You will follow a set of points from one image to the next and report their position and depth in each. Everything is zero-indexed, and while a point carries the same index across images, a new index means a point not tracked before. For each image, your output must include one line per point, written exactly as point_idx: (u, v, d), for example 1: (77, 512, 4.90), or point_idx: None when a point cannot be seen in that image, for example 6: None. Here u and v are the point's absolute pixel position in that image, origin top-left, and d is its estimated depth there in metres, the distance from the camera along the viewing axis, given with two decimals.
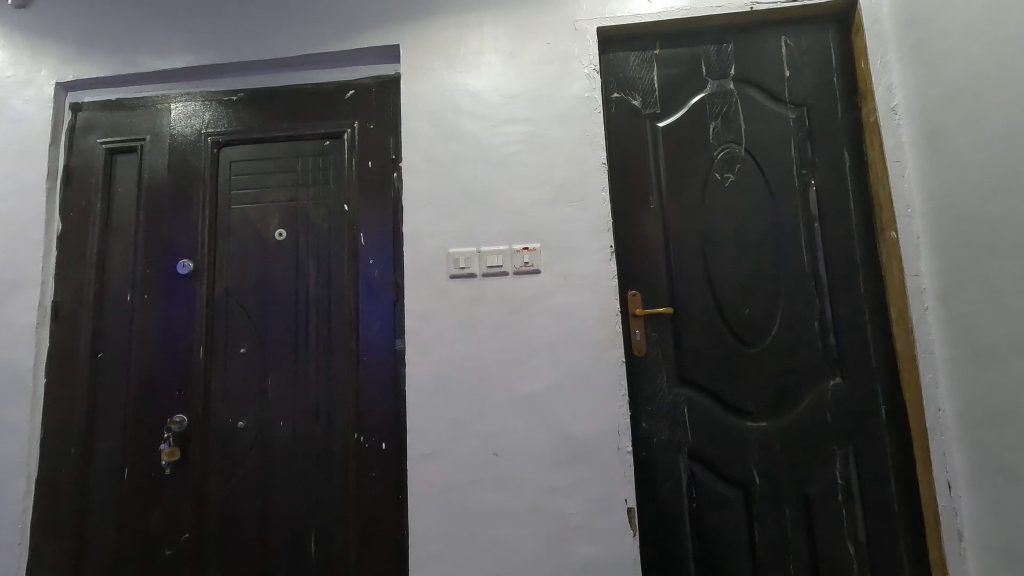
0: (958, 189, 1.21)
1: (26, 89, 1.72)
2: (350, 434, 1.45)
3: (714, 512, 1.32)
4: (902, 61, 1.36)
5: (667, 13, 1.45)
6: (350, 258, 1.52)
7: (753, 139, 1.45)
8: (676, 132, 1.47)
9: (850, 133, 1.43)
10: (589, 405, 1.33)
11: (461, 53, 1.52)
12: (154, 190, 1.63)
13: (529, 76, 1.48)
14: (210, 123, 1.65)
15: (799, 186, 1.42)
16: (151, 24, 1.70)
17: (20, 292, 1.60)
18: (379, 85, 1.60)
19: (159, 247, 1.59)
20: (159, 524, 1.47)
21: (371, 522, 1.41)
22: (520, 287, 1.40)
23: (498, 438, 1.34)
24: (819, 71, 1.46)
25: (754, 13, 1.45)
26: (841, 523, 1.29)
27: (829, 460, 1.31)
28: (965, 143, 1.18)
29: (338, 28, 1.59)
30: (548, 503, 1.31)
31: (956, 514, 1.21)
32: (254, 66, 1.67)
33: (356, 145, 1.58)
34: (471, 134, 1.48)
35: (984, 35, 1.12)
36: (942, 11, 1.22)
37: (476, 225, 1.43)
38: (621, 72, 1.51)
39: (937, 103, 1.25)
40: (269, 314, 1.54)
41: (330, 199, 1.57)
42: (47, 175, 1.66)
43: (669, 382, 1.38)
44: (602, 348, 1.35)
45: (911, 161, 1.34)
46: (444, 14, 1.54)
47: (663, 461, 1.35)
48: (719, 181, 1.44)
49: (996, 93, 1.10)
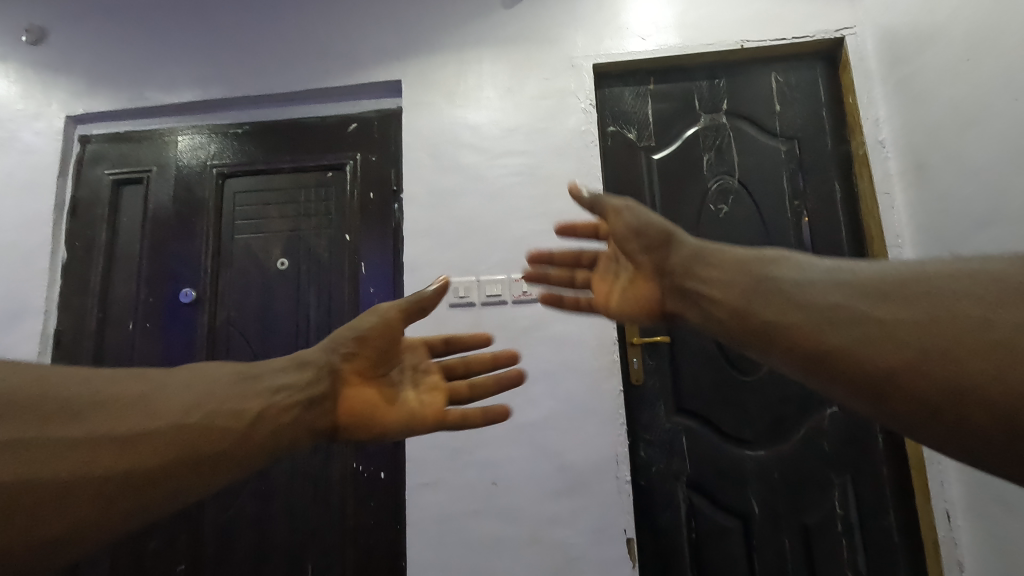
0: (944, 222, 1.26)
1: (36, 121, 1.77)
2: (348, 464, 1.44)
3: (714, 543, 1.33)
4: (887, 97, 1.43)
5: (660, 50, 1.53)
6: (350, 288, 1.55)
7: (745, 170, 1.50)
8: (671, 164, 1.52)
9: (839, 164, 1.48)
10: (586, 434, 1.35)
11: (462, 88, 1.57)
12: (159, 220, 1.67)
13: (527, 111, 1.54)
14: (215, 154, 1.70)
15: (790, 218, 1.46)
16: (160, 58, 1.76)
17: (22, 320, 1.62)
18: (381, 119, 1.66)
19: (162, 277, 1.62)
20: (154, 555, 1.46)
21: (369, 554, 1.39)
22: (518, 316, 1.43)
23: (498, 467, 1.36)
24: (806, 106, 1.52)
25: (745, 51, 1.52)
26: (841, 554, 1.30)
27: (827, 489, 1.33)
28: (950, 178, 1.24)
29: (344, 63, 1.65)
30: (545, 534, 1.32)
31: (956, 543, 1.23)
32: (261, 99, 1.72)
33: (358, 177, 1.62)
34: (471, 165, 1.53)
35: (963, 74, 1.18)
36: (924, 51, 1.29)
37: (476, 255, 1.47)
38: (616, 106, 1.56)
39: (923, 139, 1.31)
40: (270, 342, 1.55)
41: (331, 229, 1.60)
42: (54, 206, 1.70)
43: (667, 411, 1.40)
44: (600, 377, 1.37)
45: (899, 194, 1.39)
46: (446, 51, 1.61)
47: (662, 490, 1.36)
48: (714, 213, 1.49)
49: (977, 129, 1.16)
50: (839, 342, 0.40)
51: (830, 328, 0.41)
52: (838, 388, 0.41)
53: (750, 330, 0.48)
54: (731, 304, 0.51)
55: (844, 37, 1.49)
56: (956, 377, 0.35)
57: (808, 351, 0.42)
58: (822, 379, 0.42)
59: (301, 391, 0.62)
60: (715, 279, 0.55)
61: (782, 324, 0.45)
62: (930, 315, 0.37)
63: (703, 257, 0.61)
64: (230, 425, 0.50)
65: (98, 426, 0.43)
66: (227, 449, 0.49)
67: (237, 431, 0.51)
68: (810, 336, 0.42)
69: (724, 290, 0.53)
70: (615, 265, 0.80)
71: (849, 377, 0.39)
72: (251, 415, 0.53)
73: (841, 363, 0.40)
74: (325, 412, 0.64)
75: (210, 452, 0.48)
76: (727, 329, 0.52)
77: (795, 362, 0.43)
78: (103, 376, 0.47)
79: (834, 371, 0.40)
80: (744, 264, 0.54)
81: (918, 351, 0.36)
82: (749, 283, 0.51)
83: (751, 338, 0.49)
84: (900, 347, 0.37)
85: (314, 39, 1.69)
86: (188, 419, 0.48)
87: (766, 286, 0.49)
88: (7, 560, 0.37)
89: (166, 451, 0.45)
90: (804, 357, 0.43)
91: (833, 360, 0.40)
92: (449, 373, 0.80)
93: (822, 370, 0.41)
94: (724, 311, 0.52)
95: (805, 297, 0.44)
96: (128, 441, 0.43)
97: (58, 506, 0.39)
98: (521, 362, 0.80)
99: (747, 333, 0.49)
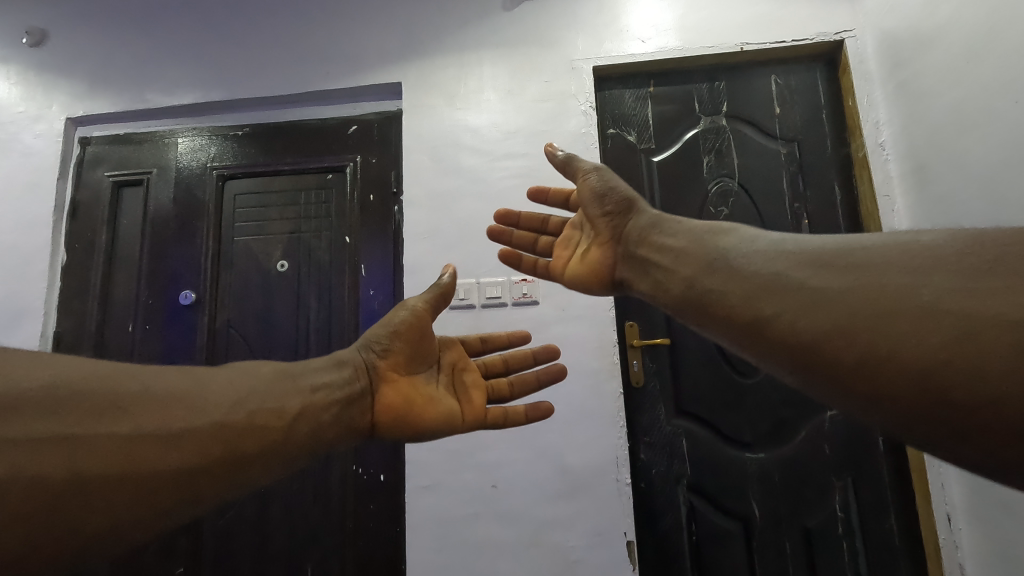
0: (944, 224, 1.26)
1: (36, 124, 1.77)
2: (347, 467, 1.44)
3: (714, 546, 1.33)
4: (887, 100, 1.43)
5: (660, 52, 1.53)
6: (350, 290, 1.55)
7: (745, 172, 1.50)
8: (671, 166, 1.52)
9: (839, 166, 1.48)
10: (587, 436, 1.35)
11: (462, 91, 1.58)
12: (159, 222, 1.66)
13: (527, 113, 1.54)
14: (216, 156, 1.70)
15: (790, 220, 1.46)
16: (160, 61, 1.76)
17: (22, 322, 1.62)
18: (381, 121, 1.66)
19: (161, 279, 1.62)
20: (154, 557, 1.46)
21: (368, 557, 1.39)
22: (518, 318, 1.42)
23: (498, 470, 1.35)
24: (806, 108, 1.52)
25: (745, 53, 1.52)
26: (841, 558, 1.29)
27: (827, 492, 1.32)
28: (950, 181, 1.23)
29: (344, 66, 1.65)
30: (545, 536, 1.31)
31: (957, 547, 1.22)
32: (261, 102, 1.72)
33: (357, 179, 1.62)
34: (471, 168, 1.52)
35: (964, 77, 1.18)
36: (924, 54, 1.29)
37: (476, 257, 1.47)
38: (616, 108, 1.56)
39: (923, 142, 1.31)
40: (270, 344, 1.55)
41: (331, 231, 1.60)
42: (54, 208, 1.70)
43: (668, 414, 1.39)
44: (600, 379, 1.37)
45: (900, 196, 1.39)
46: (446, 53, 1.61)
47: (662, 493, 1.36)
48: (714, 215, 1.48)
49: (978, 132, 1.16)
50: (775, 313, 0.45)
51: (771, 301, 0.46)
52: (773, 355, 0.45)
53: (703, 303, 0.54)
54: (690, 282, 0.57)
55: (843, 40, 1.49)
56: (859, 339, 0.39)
57: (746, 322, 0.48)
58: (761, 347, 0.47)
59: (337, 390, 0.65)
60: (678, 259, 0.61)
61: (731, 297, 0.51)
62: (851, 287, 0.42)
63: (658, 225, 0.70)
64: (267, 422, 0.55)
65: (167, 422, 0.47)
66: (270, 444, 0.54)
67: (277, 427, 0.55)
68: (754, 309, 0.47)
69: (685, 268, 0.59)
70: (579, 233, 0.85)
71: (783, 343, 0.44)
72: (289, 415, 0.57)
73: (772, 331, 0.45)
74: (362, 409, 0.67)
75: (257, 447, 0.52)
76: (684, 304, 0.58)
77: (738, 333, 0.49)
78: (152, 372, 0.51)
79: (771, 338, 0.45)
80: (701, 243, 0.60)
81: (836, 320, 0.41)
82: (706, 262, 0.57)
83: (704, 312, 0.54)
84: (819, 313, 0.42)
85: (315, 42, 1.69)
86: (238, 417, 0.52)
87: (720, 263, 0.55)
88: (102, 541, 0.42)
89: (220, 446, 0.49)
90: (747, 326, 0.48)
91: (770, 329, 0.45)
92: (489, 370, 0.85)
93: (760, 338, 0.46)
94: (684, 287, 0.58)
95: (752, 274, 0.50)
96: (183, 437, 0.48)
97: (138, 494, 0.44)
98: (560, 356, 0.85)
99: (700, 306, 0.55)
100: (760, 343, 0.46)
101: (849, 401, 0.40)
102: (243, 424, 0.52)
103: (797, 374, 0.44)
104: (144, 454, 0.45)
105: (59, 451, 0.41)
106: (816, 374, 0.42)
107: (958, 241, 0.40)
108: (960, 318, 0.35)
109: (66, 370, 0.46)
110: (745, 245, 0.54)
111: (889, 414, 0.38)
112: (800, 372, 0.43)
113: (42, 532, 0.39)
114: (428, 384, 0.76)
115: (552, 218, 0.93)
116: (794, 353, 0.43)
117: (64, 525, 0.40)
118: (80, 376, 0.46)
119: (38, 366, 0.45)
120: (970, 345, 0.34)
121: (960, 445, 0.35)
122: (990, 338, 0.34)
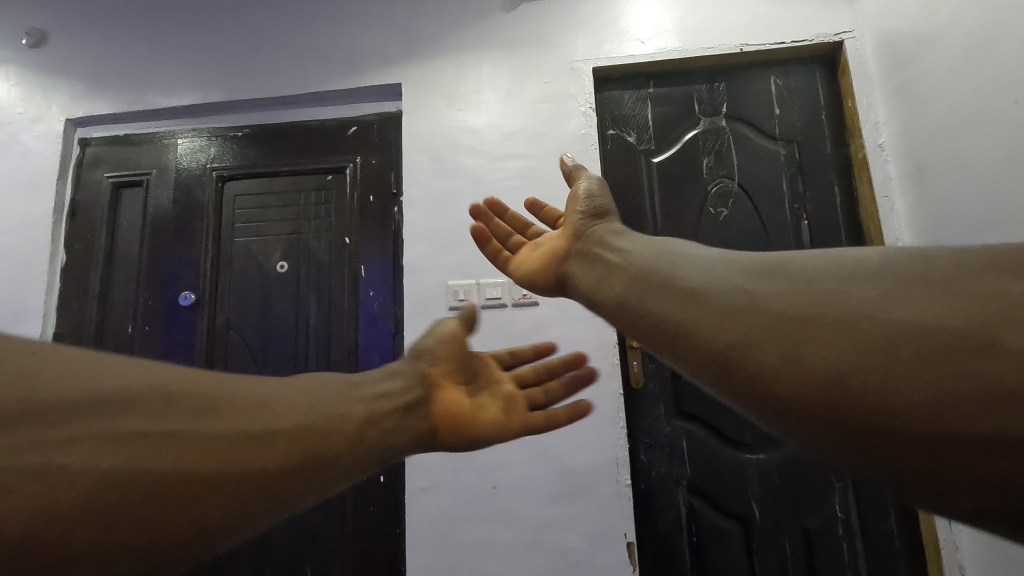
0: (944, 225, 1.26)
1: (36, 124, 1.77)
2: None
3: (714, 547, 1.32)
4: (886, 101, 1.43)
5: (660, 53, 1.53)
6: (350, 291, 1.54)
7: (745, 173, 1.50)
8: (671, 167, 1.51)
9: (839, 167, 1.48)
10: (587, 437, 1.35)
11: (462, 92, 1.57)
12: (158, 223, 1.66)
13: (526, 114, 1.54)
14: (215, 157, 1.70)
15: (790, 221, 1.46)
16: (160, 62, 1.76)
17: (21, 323, 1.62)
18: (380, 122, 1.66)
19: (161, 280, 1.62)
20: None
21: (369, 559, 1.38)
22: (518, 319, 1.42)
23: (498, 471, 1.35)
24: (806, 109, 1.52)
25: (744, 54, 1.52)
26: (841, 559, 1.29)
27: (827, 493, 1.32)
28: (949, 182, 1.24)
29: (343, 66, 1.65)
30: (545, 537, 1.31)
31: (957, 547, 1.22)
32: (261, 102, 1.72)
33: (357, 180, 1.61)
34: (471, 168, 1.52)
35: (963, 79, 1.18)
36: (923, 55, 1.29)
37: (476, 258, 1.47)
38: (616, 109, 1.56)
39: (923, 143, 1.31)
40: (270, 346, 1.55)
41: (331, 232, 1.60)
42: (53, 209, 1.69)
43: (667, 415, 1.39)
44: (600, 380, 1.37)
45: (899, 197, 1.39)
46: (446, 54, 1.61)
47: (662, 494, 1.36)
48: (714, 216, 1.48)
49: (977, 133, 1.16)
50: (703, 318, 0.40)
51: (701, 306, 0.41)
52: (696, 365, 0.40)
53: (629, 307, 0.49)
54: (620, 286, 0.53)
55: (843, 41, 1.49)
56: (794, 347, 0.35)
57: (664, 321, 0.44)
58: (682, 356, 0.41)
59: (399, 398, 0.61)
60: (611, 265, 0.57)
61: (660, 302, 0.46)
62: (784, 294, 0.37)
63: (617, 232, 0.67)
64: (336, 423, 0.49)
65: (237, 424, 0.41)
66: (346, 446, 0.48)
67: (347, 429, 0.50)
68: (680, 314, 0.42)
69: (617, 272, 0.55)
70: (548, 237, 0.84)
71: (708, 352, 0.39)
72: (357, 418, 0.52)
73: (696, 338, 0.40)
74: (421, 417, 0.62)
75: (329, 452, 0.47)
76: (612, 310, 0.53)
77: (659, 339, 0.44)
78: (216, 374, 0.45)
79: (693, 346, 0.40)
80: (639, 248, 0.56)
81: (761, 328, 0.37)
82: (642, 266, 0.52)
83: (629, 318, 0.49)
84: (753, 318, 0.38)
85: (314, 42, 1.69)
86: (308, 420, 0.47)
87: (654, 266, 0.50)
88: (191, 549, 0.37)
89: (298, 449, 0.44)
90: (669, 332, 0.43)
91: (694, 335, 0.40)
92: (521, 382, 0.80)
93: (683, 346, 0.41)
94: (612, 292, 0.54)
95: (684, 278, 0.45)
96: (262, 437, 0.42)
97: (228, 497, 0.38)
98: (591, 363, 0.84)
99: (626, 309, 0.50)
100: (672, 342, 0.42)
101: (778, 421, 0.36)
102: (313, 427, 0.47)
103: (721, 388, 0.39)
104: (225, 455, 0.39)
105: (124, 453, 0.35)
106: (744, 386, 0.37)
107: (890, 254, 0.37)
108: (907, 327, 0.31)
109: (132, 374, 0.40)
110: (680, 251, 0.50)
111: (821, 432, 0.33)
112: (724, 385, 0.38)
113: (134, 535, 0.34)
114: (474, 400, 0.72)
115: (534, 225, 0.92)
116: (706, 354, 0.39)
117: (130, 540, 0.34)
118: (145, 372, 0.40)
119: (101, 369, 0.38)
120: (916, 356, 0.30)
121: (866, 462, 0.32)
122: (923, 349, 0.31)
